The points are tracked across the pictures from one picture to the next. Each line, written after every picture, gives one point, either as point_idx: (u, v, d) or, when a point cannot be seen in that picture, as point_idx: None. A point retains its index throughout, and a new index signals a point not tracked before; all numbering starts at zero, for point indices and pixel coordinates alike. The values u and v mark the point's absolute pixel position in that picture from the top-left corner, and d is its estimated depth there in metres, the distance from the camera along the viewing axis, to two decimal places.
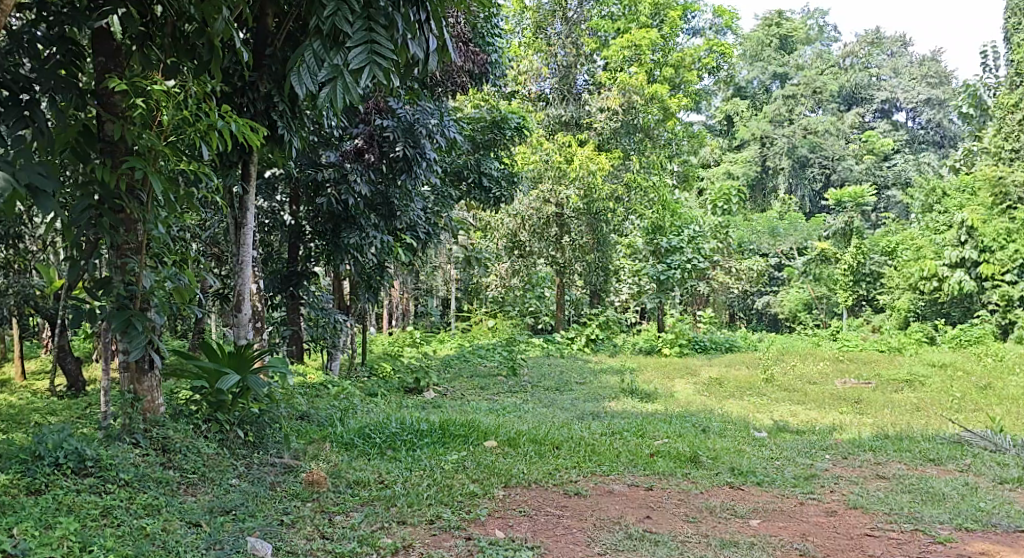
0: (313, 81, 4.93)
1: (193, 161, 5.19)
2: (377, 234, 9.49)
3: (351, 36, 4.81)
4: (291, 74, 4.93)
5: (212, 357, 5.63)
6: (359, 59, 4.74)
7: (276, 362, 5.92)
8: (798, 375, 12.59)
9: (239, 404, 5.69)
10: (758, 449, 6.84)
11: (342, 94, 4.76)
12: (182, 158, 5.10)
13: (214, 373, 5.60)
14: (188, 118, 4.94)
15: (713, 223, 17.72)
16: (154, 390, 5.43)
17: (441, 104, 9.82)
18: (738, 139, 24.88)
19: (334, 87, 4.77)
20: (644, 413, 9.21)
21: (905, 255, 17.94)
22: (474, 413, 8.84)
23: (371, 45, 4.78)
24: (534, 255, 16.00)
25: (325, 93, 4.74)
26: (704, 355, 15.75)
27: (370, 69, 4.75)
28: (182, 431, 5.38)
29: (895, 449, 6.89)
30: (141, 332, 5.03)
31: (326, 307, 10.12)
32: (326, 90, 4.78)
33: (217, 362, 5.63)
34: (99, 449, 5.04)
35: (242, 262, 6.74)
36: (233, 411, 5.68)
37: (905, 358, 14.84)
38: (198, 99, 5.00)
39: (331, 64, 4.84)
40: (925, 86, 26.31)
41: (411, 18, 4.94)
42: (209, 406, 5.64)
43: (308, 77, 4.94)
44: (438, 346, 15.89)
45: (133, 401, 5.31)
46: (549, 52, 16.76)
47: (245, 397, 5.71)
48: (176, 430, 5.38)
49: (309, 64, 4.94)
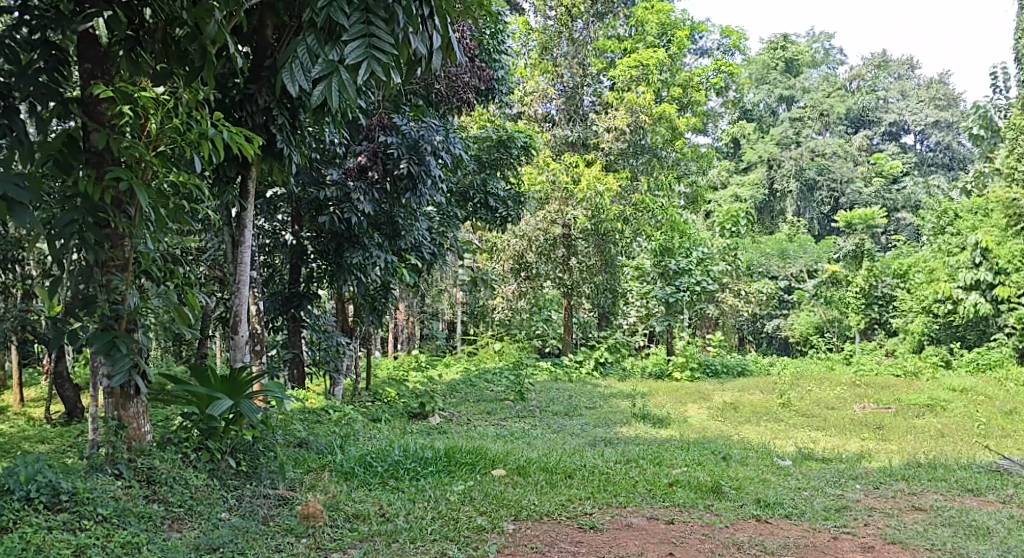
0: (307, 78, 4.64)
1: (184, 174, 4.88)
2: (380, 254, 9.20)
3: (348, 29, 4.56)
4: (284, 71, 4.63)
5: (204, 382, 5.30)
6: (356, 54, 4.49)
7: (272, 386, 5.61)
8: (815, 401, 12.23)
9: (233, 431, 5.35)
10: (782, 479, 6.49)
11: (336, 92, 4.50)
12: (171, 170, 4.80)
13: (205, 399, 5.26)
14: (179, 128, 4.65)
15: (721, 245, 17.42)
16: (140, 416, 5.11)
17: (446, 120, 9.54)
18: (745, 162, 24.62)
19: (328, 84, 4.51)
20: (658, 439, 8.88)
21: (918, 277, 17.61)
22: (480, 439, 8.51)
23: (370, 39, 4.54)
24: (540, 277, 15.71)
25: (320, 90, 4.48)
26: (716, 380, 15.39)
27: (368, 64, 4.50)
28: (171, 461, 5.05)
29: (929, 478, 6.54)
30: (126, 354, 4.71)
31: (328, 329, 9.84)
32: (320, 88, 4.52)
33: (209, 388, 5.29)
34: (76, 481, 4.70)
35: (239, 281, 6.46)
36: (225, 439, 5.33)
37: (923, 383, 14.48)
38: (190, 108, 4.71)
39: (326, 59, 4.56)
40: (933, 108, 26.05)
41: (413, 12, 4.66)
42: (199, 434, 5.29)
43: (302, 73, 4.67)
44: (444, 371, 15.57)
45: (116, 428, 5.00)
46: (555, 73, 16.52)
47: (238, 423, 5.36)
48: (163, 459, 5.04)
49: (303, 60, 4.66)
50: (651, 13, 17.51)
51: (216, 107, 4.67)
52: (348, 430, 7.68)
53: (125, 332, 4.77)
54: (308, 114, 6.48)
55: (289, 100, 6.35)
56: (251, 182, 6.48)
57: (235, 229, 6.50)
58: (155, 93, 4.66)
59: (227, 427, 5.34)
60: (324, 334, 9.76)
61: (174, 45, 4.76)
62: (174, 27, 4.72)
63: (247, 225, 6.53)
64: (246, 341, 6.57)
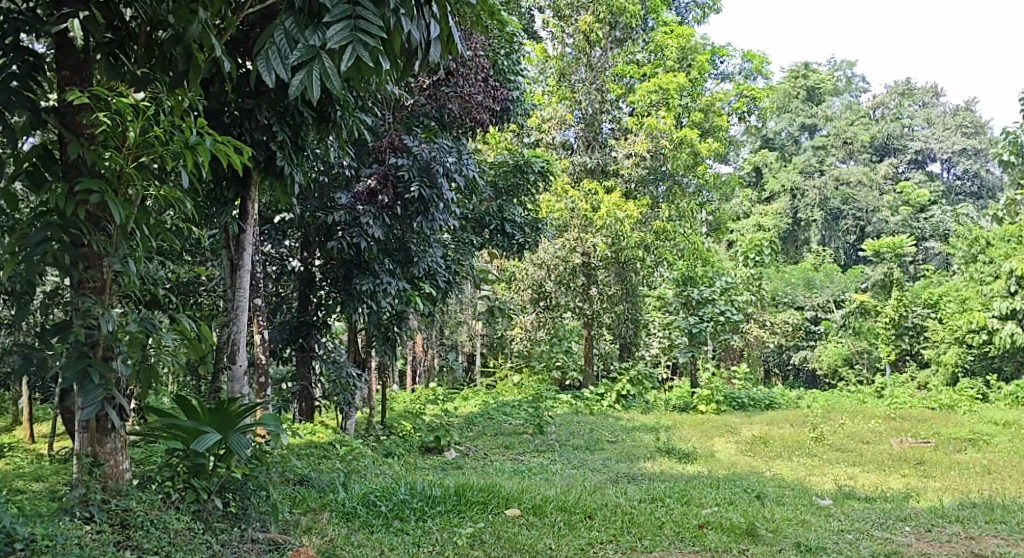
0: (283, 65, 4.31)
1: (167, 187, 4.50)
2: (391, 281, 8.80)
3: (331, 10, 4.27)
4: (259, 58, 4.28)
5: (192, 415, 4.90)
6: (339, 38, 4.20)
7: (268, 419, 5.23)
8: (849, 435, 11.72)
9: (221, 469, 4.92)
10: (823, 520, 6.01)
11: (319, 80, 4.22)
12: (153, 183, 4.44)
13: (192, 433, 4.87)
14: (160, 136, 4.32)
15: (745, 275, 16.94)
16: (118, 453, 4.74)
17: (459, 143, 9.17)
18: (767, 191, 24.15)
19: (309, 72, 4.24)
20: (685, 476, 8.41)
21: (950, 306, 17.05)
22: (496, 475, 8.08)
23: (355, 22, 4.24)
24: (560, 307, 15.33)
25: (300, 78, 4.20)
26: (742, 413, 14.88)
27: (354, 47, 4.20)
28: (152, 502, 4.64)
29: (987, 520, 6.03)
30: (98, 385, 4.35)
31: (338, 360, 9.38)
32: (301, 76, 4.25)
33: (197, 421, 4.90)
34: (37, 527, 4.25)
35: (238, 308, 6.09)
36: (213, 478, 4.90)
37: (961, 416, 13.90)
38: (174, 115, 4.41)
39: (307, 44, 4.30)
40: (960, 135, 25.51)
41: None
42: (186, 471, 4.86)
43: (278, 60, 4.31)
44: (462, 404, 15.12)
45: (91, 466, 4.63)
46: (573, 99, 16.07)
47: (227, 461, 4.94)
48: (141, 501, 4.63)
49: (279, 46, 4.34)
50: (670, 37, 17.10)
51: (202, 114, 4.36)
52: (356, 465, 7.27)
53: (102, 360, 4.43)
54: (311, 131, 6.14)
55: (289, 116, 6.01)
56: (251, 205, 6.22)
57: (234, 252, 6.19)
58: (135, 98, 4.34)
59: (216, 467, 4.92)
60: (334, 365, 9.31)
61: (159, 50, 4.47)
62: (157, 30, 4.42)
63: (246, 248, 6.22)
64: (245, 371, 6.21)
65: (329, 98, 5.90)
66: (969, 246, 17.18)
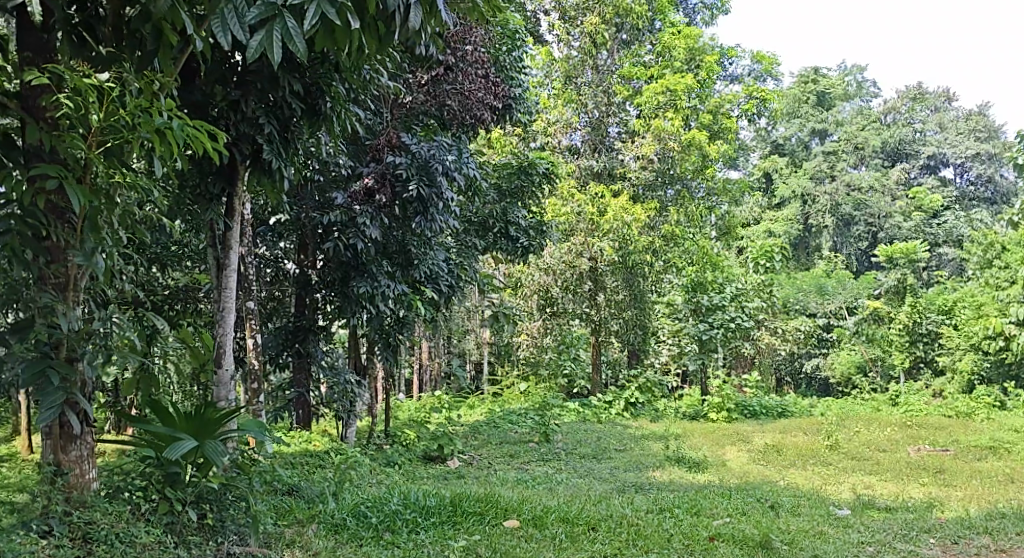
0: (241, 23, 4.08)
1: (131, 174, 4.38)
2: (390, 283, 8.50)
3: None
4: (214, 18, 4.06)
5: (166, 421, 4.66)
6: None
7: (250, 426, 4.94)
8: (866, 444, 11.46)
9: (196, 479, 4.69)
10: (843, 532, 5.69)
11: (280, 42, 4.00)
12: (119, 171, 4.30)
13: (167, 440, 4.62)
14: (121, 122, 4.15)
15: (755, 281, 16.61)
16: (84, 461, 4.48)
17: (460, 141, 8.87)
18: (777, 197, 23.79)
19: (269, 32, 4.01)
20: (695, 486, 8.14)
21: (965, 312, 16.67)
22: (496, 485, 7.79)
23: None
24: (568, 314, 15.01)
25: (260, 39, 3.99)
26: (754, 421, 14.55)
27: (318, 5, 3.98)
28: (118, 511, 4.38)
29: (1017, 532, 5.69)
30: (57, 387, 4.24)
31: (336, 367, 9.08)
32: (261, 37, 4.02)
33: (171, 427, 4.66)
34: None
35: (224, 309, 5.84)
36: (188, 487, 4.65)
37: (979, 424, 13.56)
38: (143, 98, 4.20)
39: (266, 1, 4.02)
40: (974, 140, 25.08)
41: None
42: (158, 481, 4.60)
43: (236, 20, 4.08)
44: (467, 412, 14.82)
45: (53, 476, 4.35)
46: (579, 103, 15.85)
47: (205, 471, 4.72)
48: (106, 512, 4.35)
49: (236, 3, 4.09)
50: (678, 38, 16.77)
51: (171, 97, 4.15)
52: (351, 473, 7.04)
53: (65, 362, 4.32)
54: (302, 125, 5.96)
55: (276, 108, 5.78)
56: (237, 202, 6.01)
57: (220, 251, 5.93)
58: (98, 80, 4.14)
59: (193, 476, 4.69)
60: (332, 373, 9.01)
61: (127, 31, 4.28)
62: (125, 9, 4.21)
63: (233, 246, 5.97)
64: (232, 375, 5.97)
65: (319, 89, 5.79)
66: (984, 251, 16.74)
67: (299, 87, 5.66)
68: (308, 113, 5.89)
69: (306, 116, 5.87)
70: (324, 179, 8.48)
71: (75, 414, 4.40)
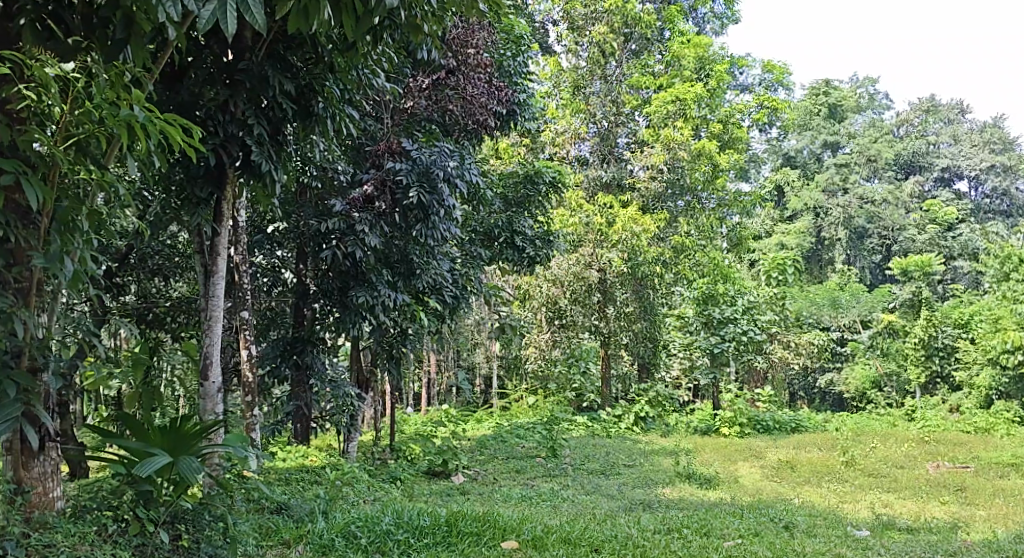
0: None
1: (98, 173, 4.32)
2: (391, 293, 8.24)
3: None
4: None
5: (141, 436, 4.53)
6: None
7: (233, 443, 4.74)
8: (883, 461, 11.14)
9: (167, 498, 4.54)
10: (863, 554, 5.41)
11: (237, 14, 3.79)
12: (87, 169, 4.29)
13: (140, 456, 4.48)
14: (89, 115, 4.15)
15: (767, 294, 16.27)
16: (47, 478, 4.39)
17: (463, 148, 8.62)
18: (789, 210, 23.46)
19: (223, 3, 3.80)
20: (707, 505, 7.88)
21: (982, 326, 16.31)
22: (499, 503, 7.53)
23: None
24: (577, 326, 14.72)
25: (212, 9, 3.79)
26: (767, 436, 14.22)
27: None
28: (85, 531, 4.25)
29: None
30: (15, 400, 4.15)
31: (336, 380, 8.73)
32: (215, 7, 3.80)
33: (146, 443, 4.53)
34: None
35: (211, 318, 5.63)
36: (162, 507, 4.52)
37: (998, 441, 13.23)
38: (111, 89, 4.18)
39: None
40: (988, 152, 24.71)
41: None
42: (131, 499, 4.47)
43: None
44: (474, 427, 14.52)
45: (16, 493, 4.25)
46: (588, 113, 15.50)
47: (178, 492, 4.57)
48: (68, 534, 4.19)
49: None
50: (688, 47, 16.54)
51: (139, 90, 4.11)
52: (345, 490, 6.81)
53: (26, 371, 4.26)
54: (295, 127, 5.74)
55: (266, 106, 5.57)
56: (225, 206, 5.80)
57: (209, 258, 5.75)
58: (62, 70, 4.11)
59: (168, 495, 4.56)
60: (332, 385, 8.61)
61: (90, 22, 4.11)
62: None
63: (221, 254, 5.78)
64: (218, 389, 5.73)
65: (311, 89, 5.60)
66: (1001, 264, 16.36)
67: (289, 86, 5.46)
68: (300, 114, 5.68)
69: (298, 117, 5.67)
70: (321, 186, 8.31)
71: (35, 428, 4.30)
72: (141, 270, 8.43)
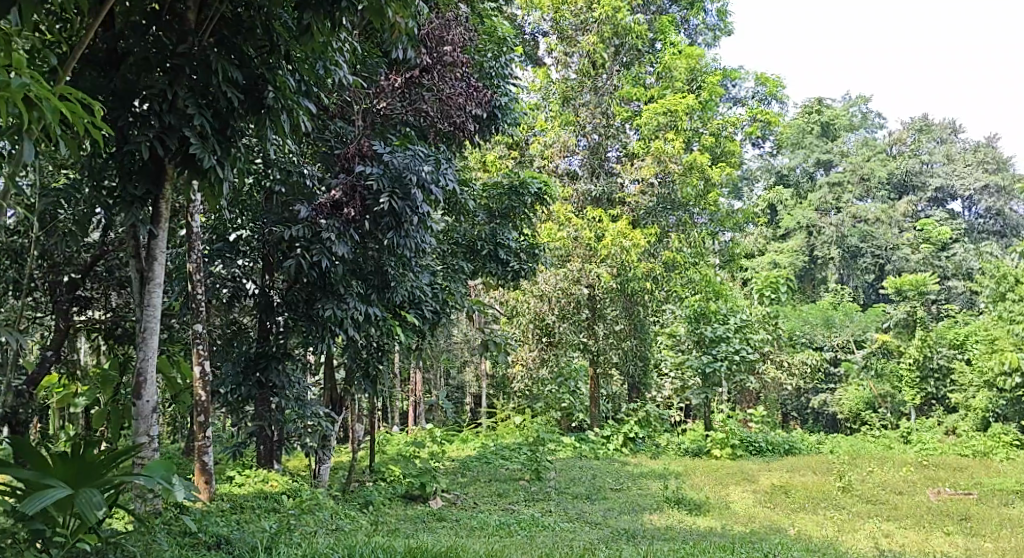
0: None
1: None
2: (360, 307, 7.71)
3: None
4: None
5: (39, 465, 4.78)
6: None
7: (140, 476, 4.89)
8: (881, 486, 10.71)
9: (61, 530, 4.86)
10: None
11: None
12: None
13: (37, 486, 4.75)
14: None
15: (760, 313, 15.75)
16: None
17: (438, 152, 8.08)
18: (782, 229, 22.99)
19: None
20: (695, 535, 7.43)
21: (978, 347, 15.86)
22: (470, 534, 7.08)
23: None
24: (565, 344, 14.18)
25: None
26: (760, 458, 13.71)
27: None
28: None
29: None
30: None
31: (303, 398, 8.21)
32: None
33: (44, 471, 4.79)
34: None
35: (145, 330, 5.60)
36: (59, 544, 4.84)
37: (1000, 465, 12.77)
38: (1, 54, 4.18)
39: None
40: (982, 171, 24.36)
41: None
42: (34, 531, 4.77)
43: None
44: (457, 447, 13.96)
45: None
46: (577, 125, 15.01)
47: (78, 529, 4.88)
48: None
49: None
50: (680, 58, 16.09)
51: (23, 58, 4.04)
52: (296, 527, 6.36)
53: None
54: (246, 122, 5.35)
55: (211, 96, 5.22)
56: (164, 205, 5.60)
57: (145, 262, 5.63)
58: None
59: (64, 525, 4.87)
60: (298, 404, 8.14)
61: None
62: None
63: (158, 258, 5.67)
64: (153, 407, 5.76)
65: (259, 79, 5.25)
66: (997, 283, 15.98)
67: (235, 73, 5.14)
68: (250, 105, 5.28)
69: (247, 109, 5.27)
70: (286, 189, 7.84)
71: None
72: (109, 281, 8.12)
